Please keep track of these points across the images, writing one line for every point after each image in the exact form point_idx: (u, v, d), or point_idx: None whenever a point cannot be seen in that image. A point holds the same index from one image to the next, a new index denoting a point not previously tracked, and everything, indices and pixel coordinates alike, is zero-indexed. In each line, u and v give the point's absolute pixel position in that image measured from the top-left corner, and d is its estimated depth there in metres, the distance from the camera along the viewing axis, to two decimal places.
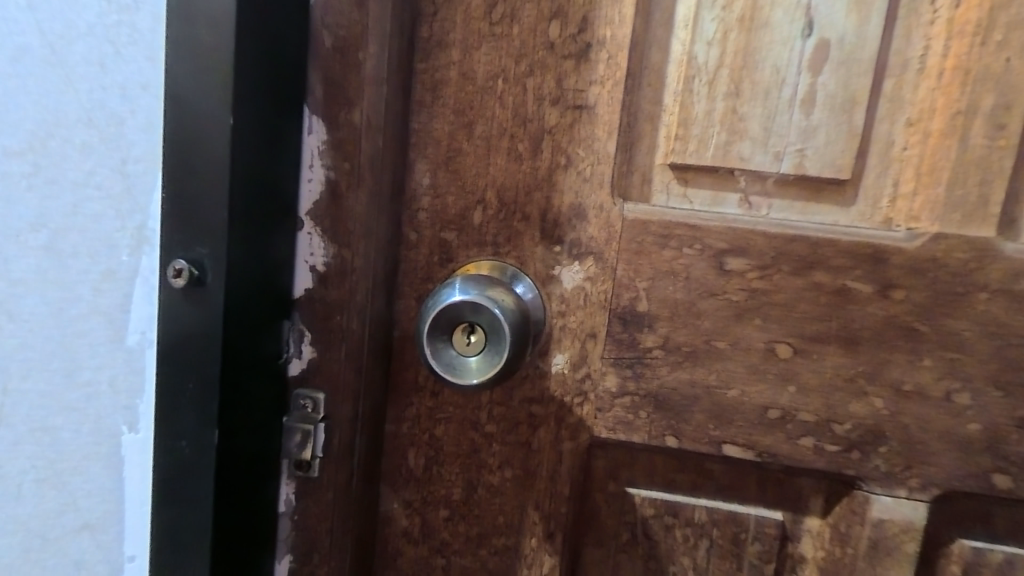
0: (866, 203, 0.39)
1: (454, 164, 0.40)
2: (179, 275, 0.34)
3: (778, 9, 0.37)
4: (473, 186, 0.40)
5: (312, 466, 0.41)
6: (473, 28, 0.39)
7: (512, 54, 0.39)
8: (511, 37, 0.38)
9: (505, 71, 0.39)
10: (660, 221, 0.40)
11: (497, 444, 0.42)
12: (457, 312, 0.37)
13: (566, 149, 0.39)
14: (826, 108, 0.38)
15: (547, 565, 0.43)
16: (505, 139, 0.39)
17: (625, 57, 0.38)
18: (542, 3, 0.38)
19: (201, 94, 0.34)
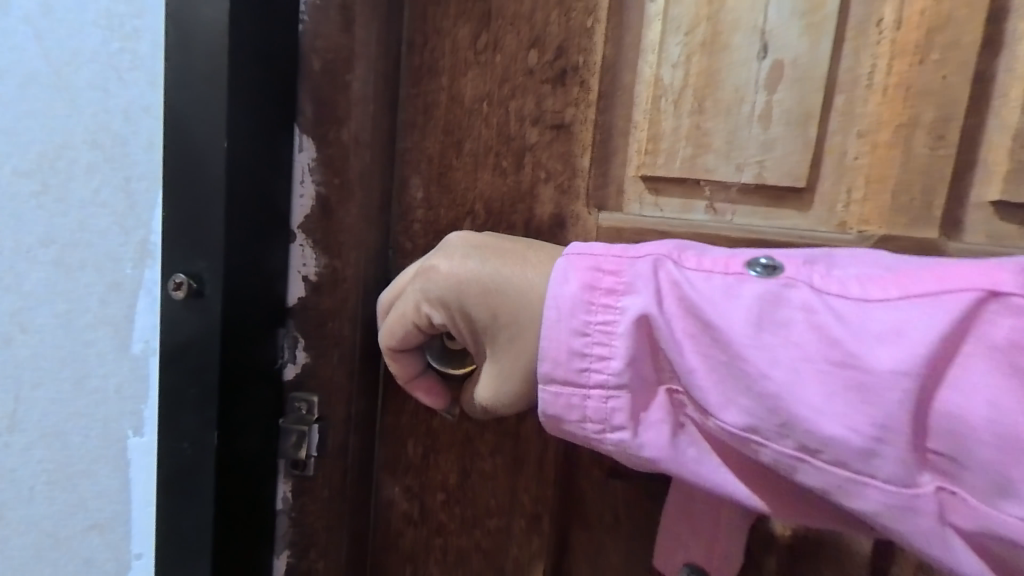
0: (822, 208, 0.42)
1: (444, 179, 0.45)
2: (179, 287, 0.38)
3: (736, 34, 0.41)
4: (463, 198, 0.44)
5: (307, 465, 0.45)
6: (461, 56, 0.43)
7: (494, 79, 0.43)
8: (495, 63, 0.42)
9: (489, 94, 0.43)
10: (635, 227, 0.44)
11: (488, 433, 0.46)
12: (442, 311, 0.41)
13: (546, 164, 0.43)
14: (782, 122, 0.42)
15: (536, 546, 0.46)
16: (491, 156, 0.43)
17: (598, 79, 0.42)
18: (522, 33, 0.42)
19: (199, 120, 0.37)
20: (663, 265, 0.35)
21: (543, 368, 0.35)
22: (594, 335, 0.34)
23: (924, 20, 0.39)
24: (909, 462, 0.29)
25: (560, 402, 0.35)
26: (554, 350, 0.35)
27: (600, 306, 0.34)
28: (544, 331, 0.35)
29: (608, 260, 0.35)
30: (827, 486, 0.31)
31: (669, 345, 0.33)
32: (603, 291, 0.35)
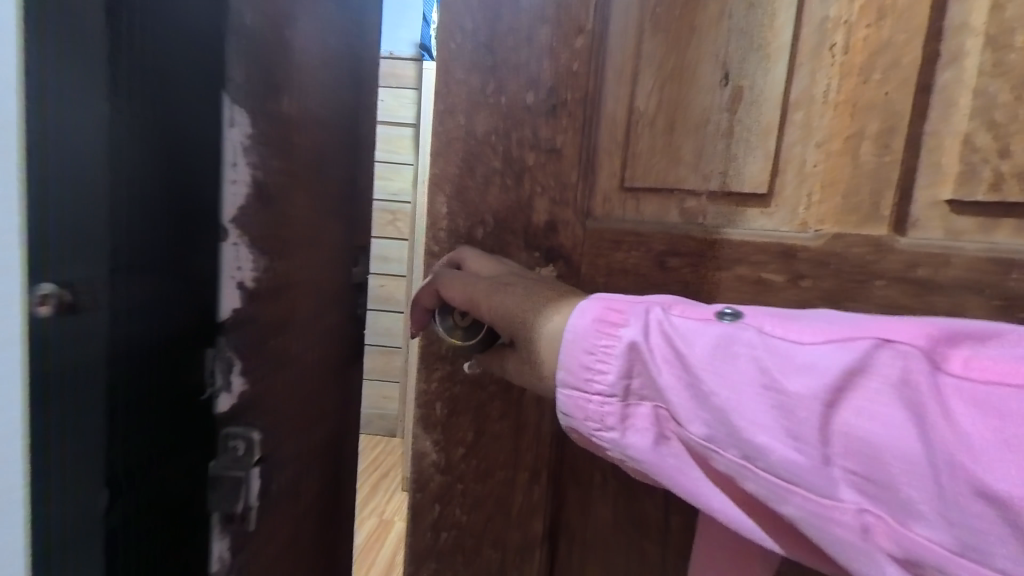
0: (785, 211, 0.49)
1: (462, 194, 0.54)
2: (45, 302, 0.30)
3: (701, 66, 0.49)
4: (475, 210, 0.53)
5: (247, 518, 0.41)
6: (474, 97, 0.52)
7: (500, 114, 0.52)
8: (500, 103, 0.52)
9: (497, 128, 0.52)
10: (620, 230, 0.52)
11: (497, 400, 0.55)
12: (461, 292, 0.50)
13: (545, 182, 0.53)
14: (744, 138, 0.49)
15: (537, 494, 0.56)
16: (498, 176, 0.53)
17: (582, 110, 0.52)
18: (520, 76, 0.51)
19: (75, 89, 0.30)
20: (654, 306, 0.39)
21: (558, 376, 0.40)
22: (598, 354, 0.38)
23: (868, 44, 0.45)
24: (841, 480, 0.30)
25: (572, 405, 0.39)
26: (570, 364, 0.39)
27: (605, 332, 0.38)
28: (563, 349, 0.39)
29: (619, 299, 0.40)
30: (766, 495, 0.33)
31: (648, 367, 0.37)
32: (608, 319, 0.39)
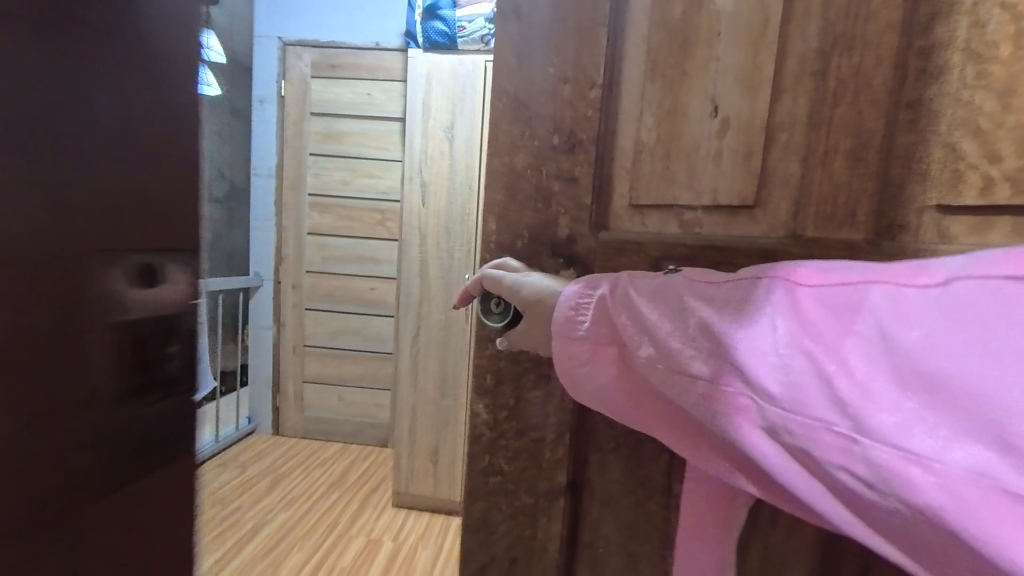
0: (771, 218, 0.57)
1: (503, 216, 0.69)
2: None
3: (692, 102, 0.59)
4: (515, 227, 0.69)
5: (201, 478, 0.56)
6: (512, 141, 0.67)
7: (531, 153, 0.67)
8: (531, 144, 0.67)
9: (531, 164, 0.67)
10: (626, 240, 0.64)
11: (532, 373, 0.71)
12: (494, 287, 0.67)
13: (568, 205, 0.67)
14: (732, 159, 0.58)
15: (563, 451, 0.70)
16: (531, 201, 0.68)
17: (594, 146, 0.65)
18: (546, 124, 0.66)
19: None
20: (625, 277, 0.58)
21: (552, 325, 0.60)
22: (583, 308, 0.58)
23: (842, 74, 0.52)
24: (728, 369, 0.44)
25: (565, 343, 0.59)
26: (560, 317, 0.59)
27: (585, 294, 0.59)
28: (557, 306, 0.60)
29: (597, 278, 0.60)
30: (685, 389, 0.48)
31: (615, 312, 0.55)
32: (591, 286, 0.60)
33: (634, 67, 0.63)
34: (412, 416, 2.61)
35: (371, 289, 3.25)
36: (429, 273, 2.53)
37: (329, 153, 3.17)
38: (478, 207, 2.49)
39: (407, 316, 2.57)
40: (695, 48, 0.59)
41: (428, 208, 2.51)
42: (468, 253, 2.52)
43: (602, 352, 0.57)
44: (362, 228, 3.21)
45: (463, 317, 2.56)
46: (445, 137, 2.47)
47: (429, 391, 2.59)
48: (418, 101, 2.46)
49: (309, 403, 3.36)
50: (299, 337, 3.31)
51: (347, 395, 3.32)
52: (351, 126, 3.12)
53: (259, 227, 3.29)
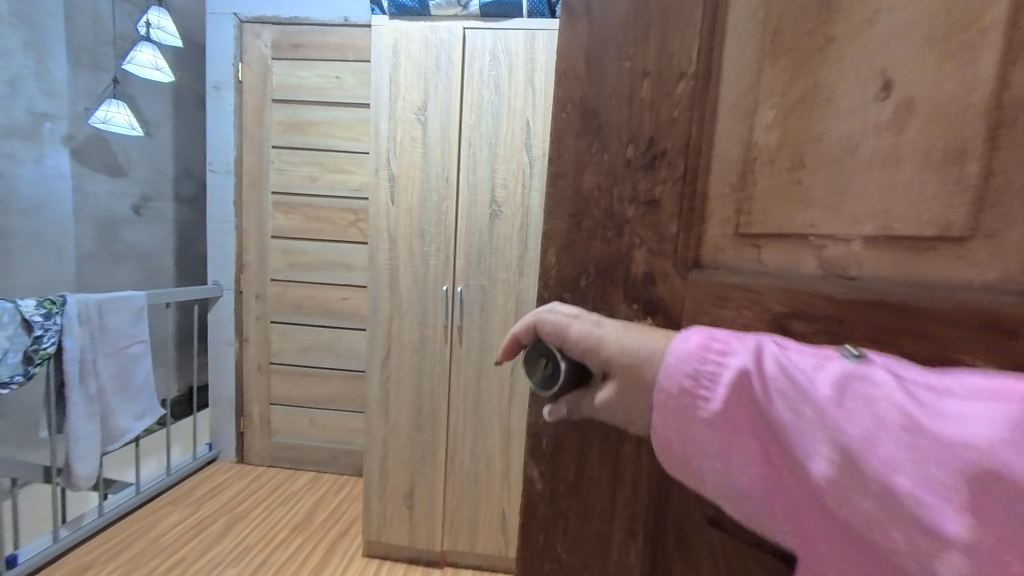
0: (986, 256, 0.40)
1: (568, 248, 0.66)
2: None
3: (842, 89, 0.48)
4: (580, 262, 0.65)
5: None
6: (580, 158, 0.64)
7: (602, 172, 0.63)
8: (603, 160, 0.63)
9: (600, 185, 0.63)
10: (736, 283, 0.56)
11: (597, 446, 0.63)
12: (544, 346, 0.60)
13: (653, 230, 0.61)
14: (912, 159, 0.43)
15: (636, 548, 0.60)
16: (601, 231, 0.64)
17: (697, 153, 0.59)
18: (622, 135, 0.61)
19: None
20: (762, 345, 0.48)
21: (659, 394, 0.49)
22: (706, 377, 0.48)
23: None
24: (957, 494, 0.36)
25: (679, 415, 0.49)
26: (669, 381, 0.49)
27: (711, 358, 0.49)
28: (664, 365, 0.50)
29: (720, 340, 0.50)
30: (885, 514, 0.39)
31: (760, 389, 0.45)
32: (716, 351, 0.49)
33: (742, 63, 0.57)
34: (384, 451, 2.50)
35: (344, 299, 3.49)
36: (399, 284, 2.41)
37: (296, 146, 3.35)
38: (452, 207, 2.34)
39: (377, 333, 2.45)
40: (844, 15, 0.48)
41: (398, 207, 2.36)
42: (441, 261, 2.39)
43: (736, 446, 0.46)
44: (332, 231, 3.43)
45: (436, 331, 2.43)
46: (417, 123, 2.29)
47: (403, 427, 2.47)
48: (384, 84, 2.27)
49: (278, 429, 3.66)
50: (264, 354, 3.58)
51: (318, 419, 3.60)
52: (317, 115, 3.31)
53: (220, 230, 3.50)
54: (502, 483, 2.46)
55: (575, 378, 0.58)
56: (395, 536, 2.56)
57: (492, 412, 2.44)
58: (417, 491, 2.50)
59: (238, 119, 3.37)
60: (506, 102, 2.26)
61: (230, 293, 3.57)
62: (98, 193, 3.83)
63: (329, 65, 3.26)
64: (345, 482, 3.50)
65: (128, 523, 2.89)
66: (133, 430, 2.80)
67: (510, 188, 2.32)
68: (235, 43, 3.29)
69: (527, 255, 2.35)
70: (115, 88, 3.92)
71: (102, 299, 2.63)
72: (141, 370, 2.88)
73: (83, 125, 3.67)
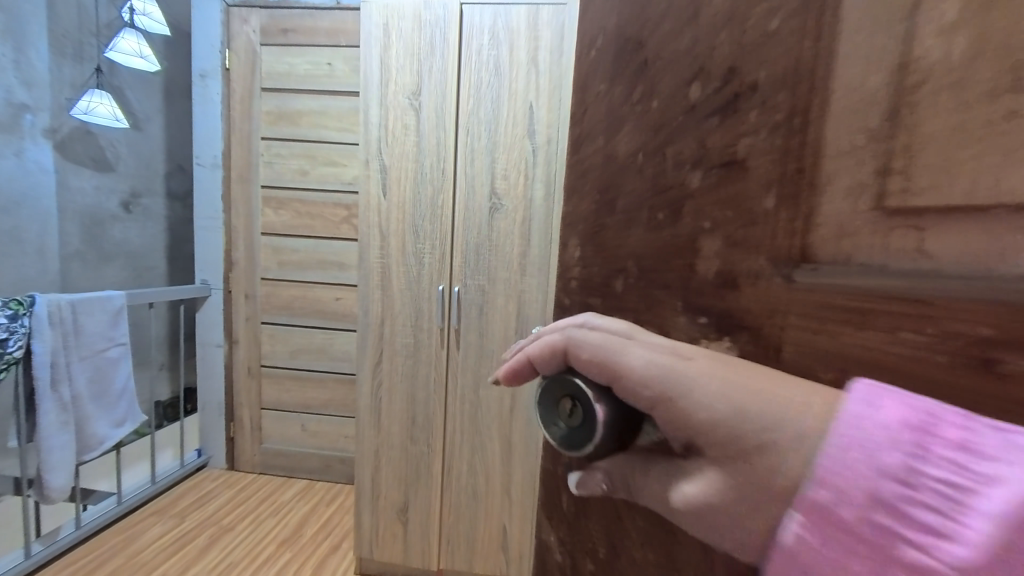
0: None
1: (612, 230, 0.62)
2: None
3: None
4: (622, 252, 0.60)
5: None
6: (631, 116, 0.59)
7: (651, 128, 0.54)
8: (653, 111, 0.54)
9: (644, 145, 0.56)
10: (882, 288, 0.30)
11: (633, 522, 0.51)
12: (568, 386, 0.47)
13: (734, 209, 0.42)
14: None
15: None
16: (647, 209, 0.55)
17: (803, 85, 0.37)
18: (687, 73, 0.49)
19: None
20: None
21: (816, 492, 0.29)
22: (925, 493, 0.26)
23: None
24: None
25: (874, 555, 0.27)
26: (841, 485, 0.28)
27: (939, 460, 0.26)
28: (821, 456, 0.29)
29: (953, 421, 0.26)
30: None
31: None
32: (948, 442, 0.26)
33: None
34: (376, 462, 2.35)
35: (337, 299, 3.34)
36: (392, 283, 2.26)
37: (286, 137, 3.20)
38: (449, 200, 2.18)
39: (368, 337, 2.30)
40: None
41: (389, 201, 2.21)
42: (437, 259, 2.22)
43: None
44: (323, 227, 3.27)
45: (431, 334, 2.27)
46: (411, 109, 2.14)
47: (396, 437, 2.32)
48: (375, 68, 2.14)
49: (268, 434, 3.51)
50: (253, 357, 3.42)
51: (309, 424, 3.44)
52: (308, 105, 3.16)
53: (206, 227, 3.34)
54: (502, 497, 2.30)
55: (610, 428, 0.44)
56: (388, 554, 2.41)
57: (491, 422, 2.28)
58: (412, 504, 2.35)
59: (225, 110, 3.21)
60: (507, 85, 2.09)
61: (219, 294, 3.40)
62: (84, 188, 3.58)
63: (319, 51, 3.12)
64: (338, 491, 3.34)
65: (108, 537, 2.72)
66: (112, 439, 2.64)
67: (511, 179, 2.15)
68: (222, 29, 3.14)
69: (529, 253, 2.18)
70: (97, 78, 3.65)
71: (77, 299, 2.47)
72: (120, 374, 2.72)
73: (65, 117, 3.42)
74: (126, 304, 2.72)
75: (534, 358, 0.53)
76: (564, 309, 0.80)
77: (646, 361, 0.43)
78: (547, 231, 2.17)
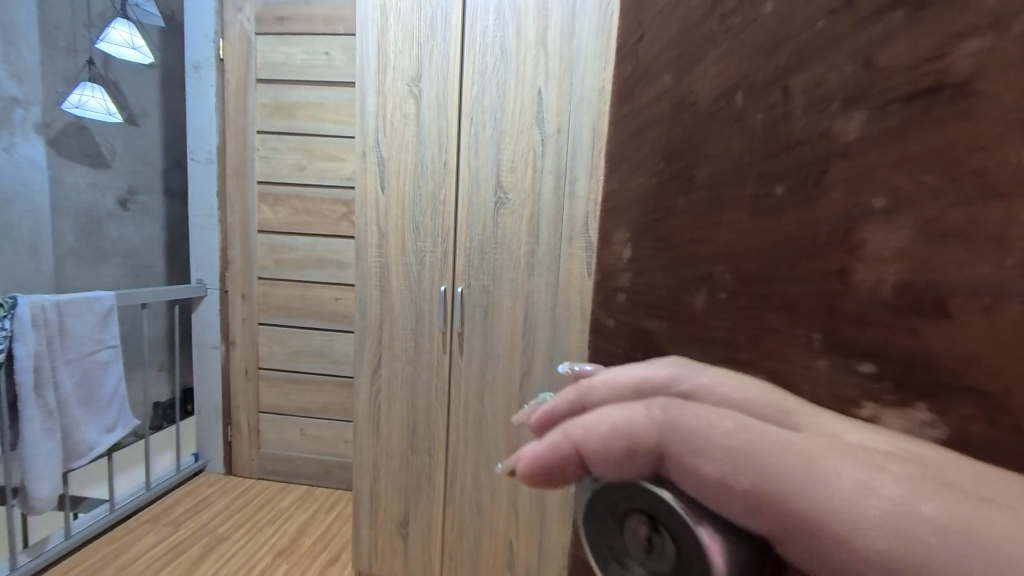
0: None
1: (690, 208, 0.51)
2: None
3: None
4: (707, 241, 0.47)
5: None
6: (729, 43, 0.46)
7: (762, 53, 0.41)
8: (769, 24, 0.41)
9: (747, 77, 0.43)
10: None
11: None
12: (643, 506, 0.37)
13: (941, 170, 0.27)
14: None
15: None
16: (751, 179, 0.42)
17: None
18: None
19: None
20: None
21: None
22: None
23: None
24: None
25: None
26: None
27: None
28: None
29: None
30: None
31: None
32: None
33: None
34: (375, 473, 2.23)
35: (336, 299, 3.21)
36: (390, 283, 2.13)
37: (282, 131, 3.07)
38: (451, 195, 2.04)
39: (365, 340, 2.18)
40: None
41: (387, 195, 2.07)
42: (439, 258, 2.08)
43: None
44: (321, 224, 3.14)
45: (433, 338, 2.13)
46: (410, 96, 2.00)
47: (396, 447, 2.21)
48: (371, 51, 1.99)
49: (266, 439, 3.39)
50: (250, 359, 3.30)
51: (308, 429, 3.32)
52: (306, 97, 3.03)
53: (201, 224, 3.22)
54: (508, 510, 2.17)
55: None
56: (388, 569, 2.28)
57: (496, 431, 2.14)
58: (412, 517, 2.23)
59: (220, 103, 3.08)
60: (513, 69, 1.94)
61: (215, 294, 3.28)
62: (78, 185, 3.39)
63: (316, 40, 2.98)
64: (337, 498, 3.22)
65: (99, 546, 2.61)
66: (102, 445, 2.54)
67: (517, 172, 2.00)
68: (215, 18, 3.01)
69: (537, 251, 2.03)
70: (89, 71, 3.44)
71: (61, 300, 2.35)
72: (110, 378, 2.61)
73: (57, 112, 3.23)
74: (115, 304, 2.60)
75: (588, 453, 0.39)
76: (619, 323, 0.69)
77: (844, 481, 0.27)
78: (556, 227, 2.02)
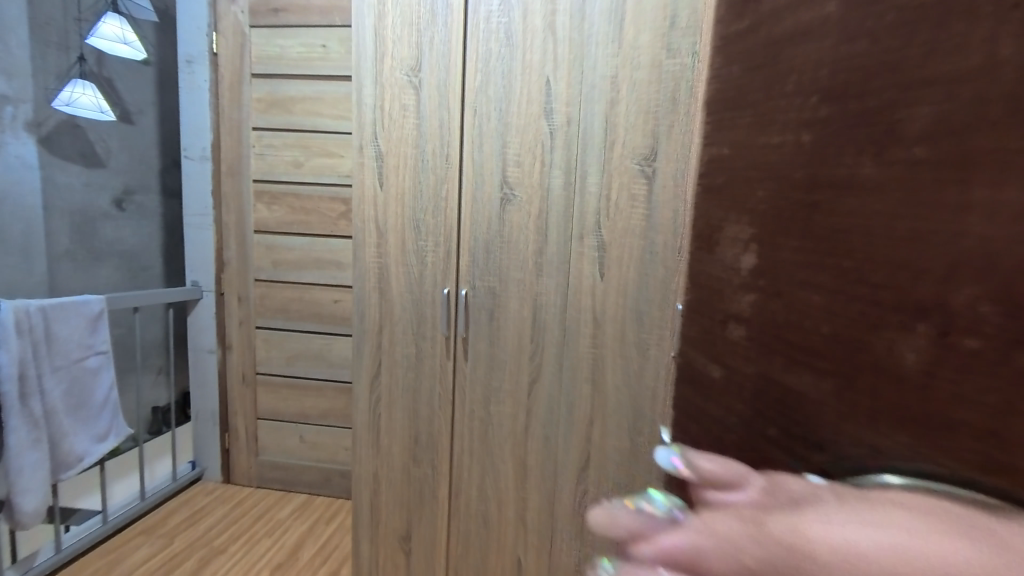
0: None
1: (906, 195, 0.37)
2: None
3: None
4: (956, 243, 0.34)
5: None
6: None
7: None
8: None
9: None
10: None
11: None
12: None
13: None
14: None
15: None
16: None
17: None
18: None
19: None
20: None
21: None
22: None
23: None
24: None
25: None
26: None
27: None
28: None
29: None
30: None
31: None
32: None
33: None
34: (375, 486, 2.13)
35: (335, 302, 3.09)
36: (389, 286, 2.01)
37: (279, 127, 2.96)
38: (453, 192, 1.92)
39: (365, 346, 2.07)
40: None
41: (386, 192, 1.96)
42: (441, 258, 1.97)
43: None
44: (320, 224, 3.03)
45: (435, 344, 2.02)
46: (410, 87, 1.88)
47: (397, 459, 2.09)
48: (368, 39, 1.88)
49: (264, 446, 3.29)
50: (248, 363, 3.20)
51: (308, 436, 3.22)
52: (303, 91, 2.92)
53: (195, 225, 3.12)
54: (516, 526, 2.05)
55: None
56: None
57: (503, 441, 2.03)
58: (415, 532, 2.12)
59: (214, 99, 2.98)
60: (520, 56, 1.81)
61: (210, 296, 3.17)
62: (72, 184, 3.13)
63: (312, 32, 2.86)
64: (337, 508, 3.12)
65: (92, 559, 2.51)
66: (92, 455, 2.44)
67: (524, 166, 1.88)
68: (208, 9, 2.90)
69: (546, 250, 1.91)
70: (80, 67, 3.15)
71: (48, 304, 2.25)
72: (101, 386, 2.51)
73: (51, 110, 2.98)
74: (105, 309, 2.50)
75: None
76: (745, 362, 0.52)
77: None
78: (566, 225, 1.89)
